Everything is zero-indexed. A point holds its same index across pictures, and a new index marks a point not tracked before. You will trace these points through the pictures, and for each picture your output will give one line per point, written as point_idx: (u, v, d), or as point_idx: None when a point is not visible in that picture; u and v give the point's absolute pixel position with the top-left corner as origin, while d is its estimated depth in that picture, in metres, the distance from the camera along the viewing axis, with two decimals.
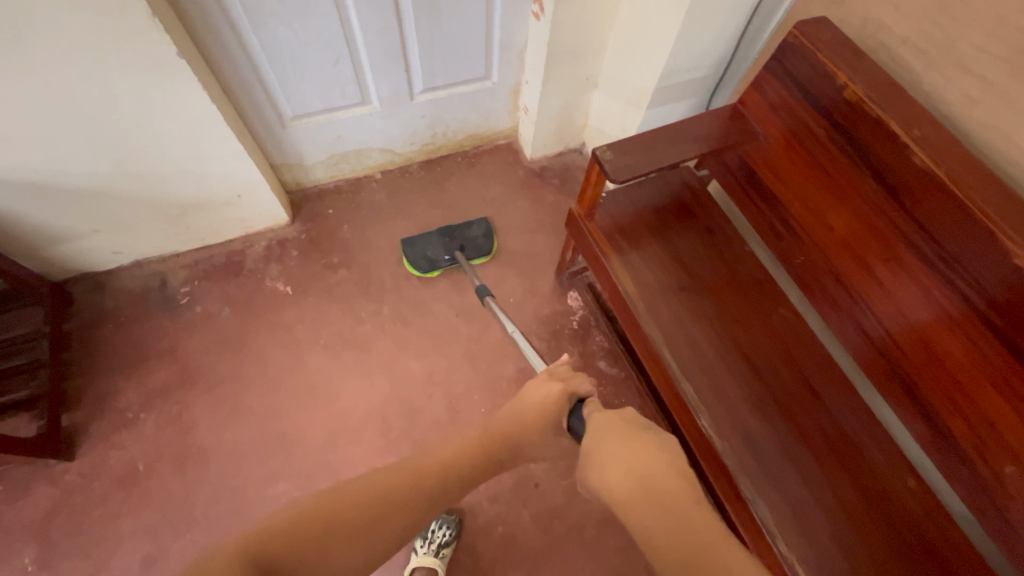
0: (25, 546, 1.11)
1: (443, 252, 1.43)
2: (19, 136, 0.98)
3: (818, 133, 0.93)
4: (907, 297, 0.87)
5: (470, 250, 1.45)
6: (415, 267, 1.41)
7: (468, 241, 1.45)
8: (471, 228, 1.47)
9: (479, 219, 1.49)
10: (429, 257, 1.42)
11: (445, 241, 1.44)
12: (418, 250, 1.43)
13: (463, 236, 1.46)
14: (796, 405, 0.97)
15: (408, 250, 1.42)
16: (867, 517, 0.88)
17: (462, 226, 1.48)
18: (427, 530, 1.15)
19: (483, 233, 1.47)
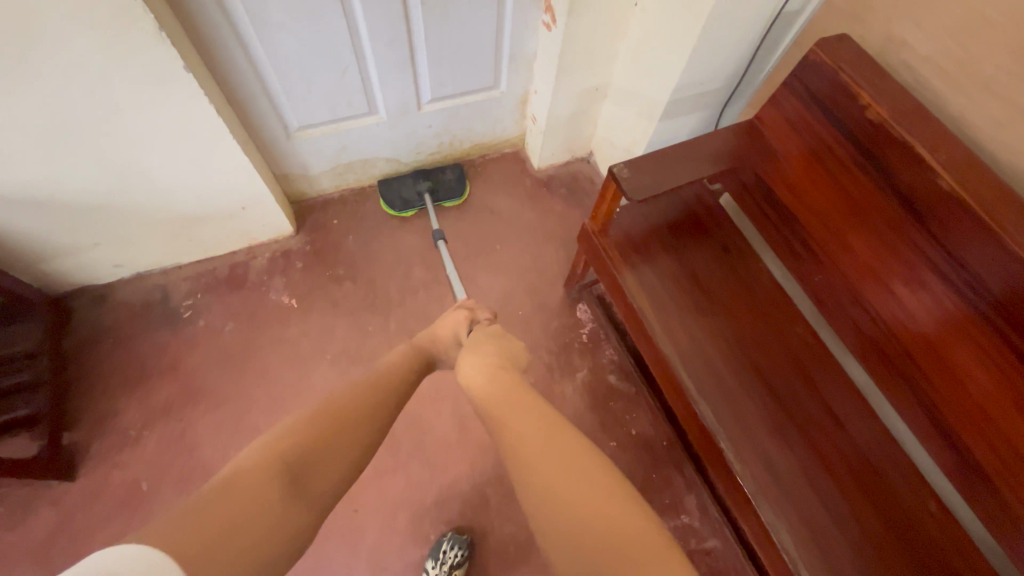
0: (25, 571, 1.08)
1: (416, 192, 1.54)
2: (20, 151, 0.95)
3: (838, 153, 0.91)
4: (930, 320, 0.86)
5: (442, 192, 1.56)
6: (389, 206, 1.53)
7: (440, 182, 1.56)
8: (443, 172, 1.59)
9: (452, 164, 1.60)
10: (402, 196, 1.53)
11: (418, 180, 1.55)
12: (393, 191, 1.54)
13: (436, 179, 1.57)
14: (815, 428, 0.95)
15: (384, 191, 1.54)
16: (890, 543, 0.86)
17: (437, 170, 1.59)
18: (438, 550, 1.12)
19: (455, 176, 1.58)
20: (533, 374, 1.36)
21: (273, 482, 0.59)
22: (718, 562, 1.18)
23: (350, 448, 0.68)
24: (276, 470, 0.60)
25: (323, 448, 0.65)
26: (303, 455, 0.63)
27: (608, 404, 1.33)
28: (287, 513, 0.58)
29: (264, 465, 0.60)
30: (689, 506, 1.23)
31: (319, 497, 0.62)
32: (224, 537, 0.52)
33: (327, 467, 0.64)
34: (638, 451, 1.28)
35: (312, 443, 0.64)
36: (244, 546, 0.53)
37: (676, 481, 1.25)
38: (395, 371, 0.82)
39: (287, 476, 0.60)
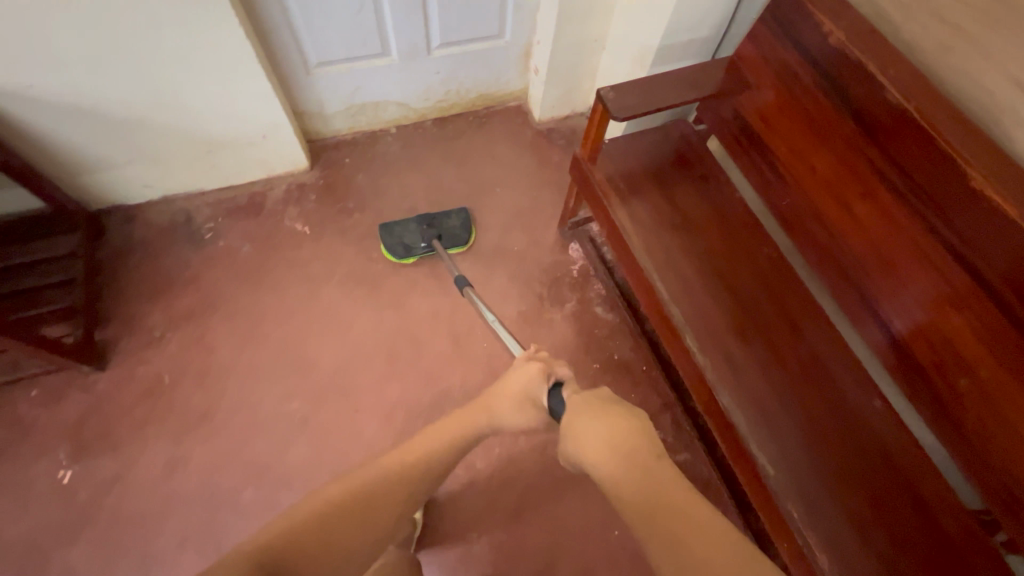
0: (59, 444, 1.20)
1: (420, 240, 1.43)
2: (68, 57, 1.07)
3: (805, 81, 1.01)
4: (881, 228, 0.95)
5: (448, 238, 1.46)
6: (390, 253, 1.43)
7: (445, 229, 1.46)
8: (449, 218, 1.48)
9: (458, 209, 1.50)
10: (406, 244, 1.43)
11: (423, 228, 1.44)
12: (395, 238, 1.44)
13: (442, 225, 1.47)
14: (775, 333, 1.05)
15: (385, 238, 1.43)
16: (832, 427, 0.97)
17: (441, 214, 1.48)
18: None
19: (461, 223, 1.48)
20: (524, 302, 1.47)
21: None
22: (686, 472, 1.28)
23: (336, 558, 0.58)
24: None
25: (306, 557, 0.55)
26: (282, 561, 0.53)
27: (593, 332, 1.43)
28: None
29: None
30: (663, 422, 1.33)
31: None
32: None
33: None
34: (618, 373, 1.38)
35: (295, 550, 0.55)
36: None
37: (652, 400, 1.35)
38: (416, 462, 0.71)
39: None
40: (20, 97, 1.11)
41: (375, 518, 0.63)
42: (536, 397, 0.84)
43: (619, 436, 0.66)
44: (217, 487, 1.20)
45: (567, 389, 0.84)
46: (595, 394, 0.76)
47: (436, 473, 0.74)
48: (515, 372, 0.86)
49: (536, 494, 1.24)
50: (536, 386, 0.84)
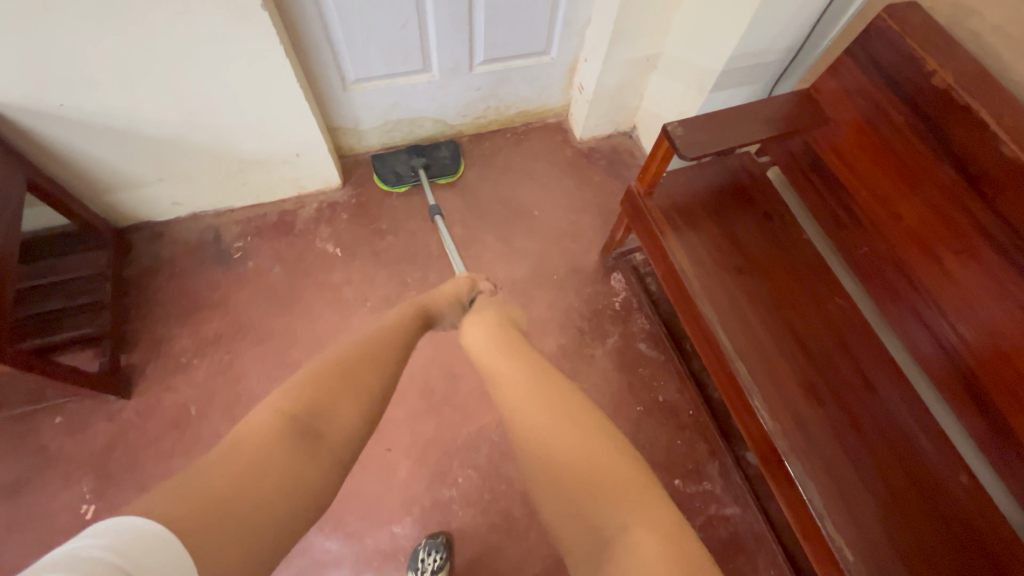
0: (83, 477, 1.16)
1: (410, 167, 1.52)
2: (103, 77, 1.02)
3: (896, 121, 0.93)
4: (978, 290, 0.86)
5: (436, 169, 1.54)
6: (382, 181, 1.51)
7: (434, 160, 1.54)
8: (438, 150, 1.57)
9: (447, 142, 1.59)
10: (396, 172, 1.51)
11: (412, 157, 1.53)
12: (387, 166, 1.52)
13: (431, 156, 1.55)
14: (849, 394, 0.96)
15: (377, 166, 1.52)
16: (915, 505, 0.88)
17: (431, 147, 1.57)
18: (415, 559, 1.10)
19: (450, 154, 1.56)
20: (564, 335, 1.39)
21: (284, 440, 0.57)
22: (737, 527, 1.20)
23: (359, 398, 0.66)
24: (285, 428, 0.58)
25: (333, 402, 0.63)
26: (309, 411, 0.61)
27: (637, 369, 1.35)
28: (306, 467, 0.56)
29: (271, 427, 0.58)
30: (711, 472, 1.25)
31: (336, 449, 0.60)
32: (237, 495, 0.50)
33: (336, 419, 0.62)
34: (663, 416, 1.30)
35: (318, 402, 0.62)
36: (265, 504, 0.51)
37: (699, 447, 1.28)
38: (391, 332, 0.79)
39: (299, 435, 0.58)
40: (52, 118, 1.06)
41: (376, 368, 0.70)
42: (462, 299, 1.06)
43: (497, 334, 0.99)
44: None
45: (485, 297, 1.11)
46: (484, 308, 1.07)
47: (410, 339, 0.82)
48: (447, 283, 1.10)
49: None
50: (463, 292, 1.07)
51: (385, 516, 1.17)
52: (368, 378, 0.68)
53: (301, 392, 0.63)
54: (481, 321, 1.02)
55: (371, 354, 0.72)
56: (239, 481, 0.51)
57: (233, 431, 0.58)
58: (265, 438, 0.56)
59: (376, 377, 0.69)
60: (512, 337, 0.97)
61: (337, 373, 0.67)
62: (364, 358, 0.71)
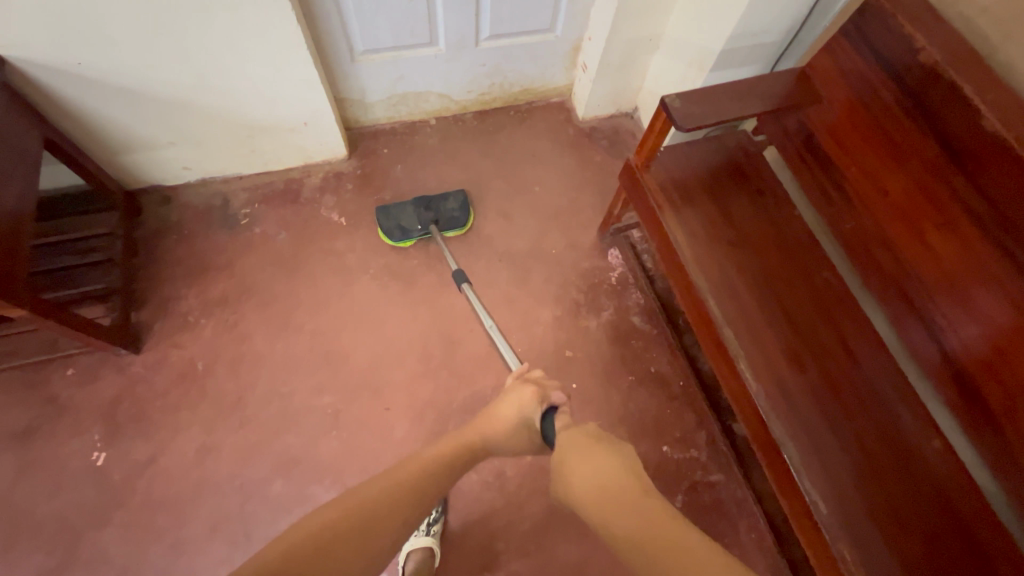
0: (94, 426, 1.20)
1: (417, 223, 1.43)
2: (119, 37, 1.05)
3: (886, 99, 0.95)
4: (958, 263, 0.90)
5: (444, 222, 1.45)
6: (387, 236, 1.42)
7: (443, 213, 1.44)
8: (447, 201, 1.47)
9: (455, 192, 1.48)
10: (402, 227, 1.42)
11: (420, 211, 1.43)
12: (392, 219, 1.42)
13: (439, 208, 1.46)
14: (830, 361, 1.00)
15: (382, 220, 1.42)
16: (888, 466, 0.92)
17: (438, 198, 1.47)
18: None
19: (458, 205, 1.46)
20: (560, 308, 1.43)
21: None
22: (721, 493, 1.25)
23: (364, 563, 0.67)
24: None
25: (331, 559, 0.64)
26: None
27: (630, 341, 1.39)
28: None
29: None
30: (698, 441, 1.29)
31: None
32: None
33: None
34: (654, 387, 1.35)
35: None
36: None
37: (688, 417, 1.32)
38: (409, 476, 0.81)
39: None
40: (69, 76, 1.10)
41: (377, 523, 0.72)
42: (530, 419, 0.98)
43: (600, 464, 0.78)
44: (248, 477, 1.19)
45: (559, 413, 0.99)
46: (577, 428, 0.86)
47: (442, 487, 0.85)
48: (509, 399, 0.99)
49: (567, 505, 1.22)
50: (530, 410, 0.98)
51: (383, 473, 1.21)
52: (355, 547, 0.67)
53: (316, 527, 0.67)
54: (573, 433, 0.85)
55: (370, 515, 0.72)
56: None
57: None
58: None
59: (361, 547, 0.68)
60: (613, 460, 0.78)
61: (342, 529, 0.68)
62: (383, 504, 0.74)
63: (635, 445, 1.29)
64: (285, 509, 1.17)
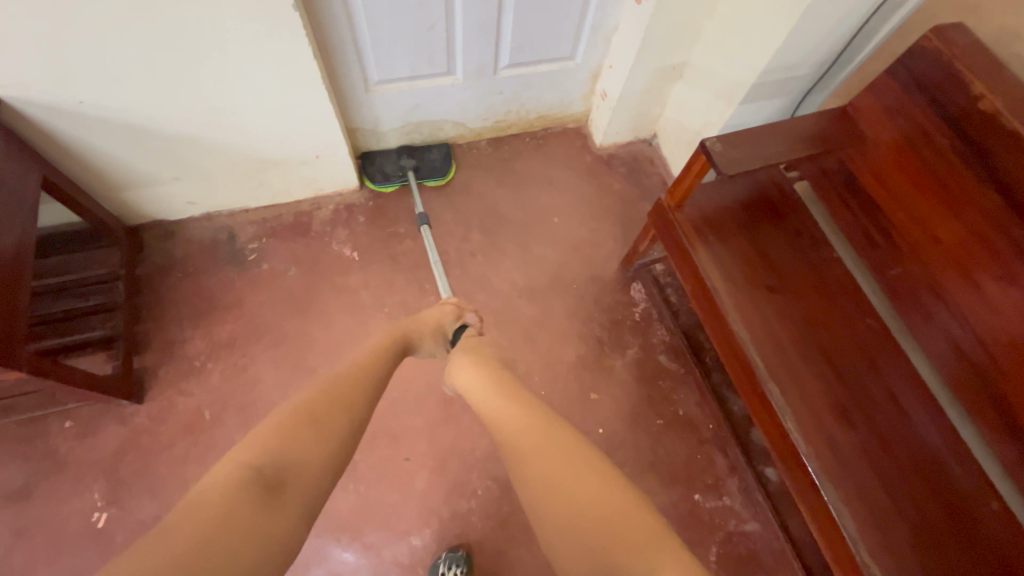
0: (94, 484, 1.13)
1: (398, 168, 1.50)
2: (124, 73, 0.99)
3: (939, 143, 0.92)
4: (1019, 317, 0.85)
5: (425, 171, 1.52)
6: (369, 179, 1.49)
7: (424, 161, 1.52)
8: (429, 151, 1.55)
9: (439, 144, 1.57)
10: (384, 171, 1.49)
11: (402, 158, 1.51)
12: (376, 164, 1.50)
13: (421, 158, 1.53)
14: (881, 417, 0.95)
15: (366, 164, 1.50)
16: (950, 534, 0.87)
17: (423, 148, 1.55)
18: (435, 571, 1.09)
19: (441, 156, 1.54)
20: (583, 346, 1.38)
21: (246, 493, 0.58)
22: (756, 545, 1.19)
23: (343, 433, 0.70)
24: (247, 480, 0.59)
25: (306, 441, 0.66)
26: (272, 463, 0.62)
27: (657, 382, 1.34)
28: (269, 523, 0.57)
29: (235, 483, 0.58)
30: (731, 489, 1.24)
31: (298, 506, 0.61)
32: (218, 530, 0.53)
33: (301, 466, 0.63)
34: (682, 430, 1.29)
35: (278, 457, 0.63)
36: (238, 545, 0.53)
37: (719, 463, 1.27)
38: (360, 369, 0.80)
39: (262, 486, 0.59)
40: (71, 115, 1.03)
41: (348, 404, 0.73)
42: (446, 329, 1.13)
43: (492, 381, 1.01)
44: None
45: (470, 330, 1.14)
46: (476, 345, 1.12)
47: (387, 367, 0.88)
48: (432, 310, 1.14)
49: None
50: (448, 321, 1.14)
51: (403, 529, 1.15)
52: (336, 428, 0.69)
53: (292, 415, 0.68)
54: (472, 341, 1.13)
55: (335, 398, 0.72)
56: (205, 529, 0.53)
57: (190, 496, 0.57)
58: (228, 494, 0.57)
59: (339, 425, 0.70)
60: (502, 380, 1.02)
61: (315, 414, 0.69)
62: (340, 393, 0.74)
63: (665, 493, 1.23)
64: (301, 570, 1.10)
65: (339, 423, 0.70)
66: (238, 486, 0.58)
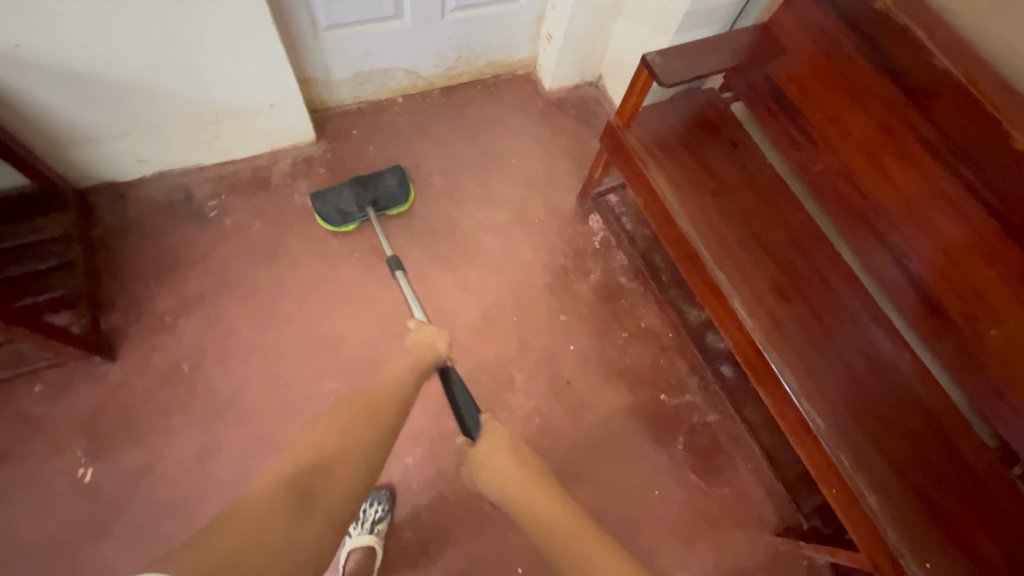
0: (74, 441, 1.12)
1: (356, 205, 1.34)
2: (63, 12, 0.96)
3: (845, 46, 1.04)
4: (918, 191, 0.99)
5: (384, 202, 1.38)
6: (327, 221, 1.34)
7: (381, 192, 1.36)
8: (383, 177, 1.38)
9: (393, 167, 1.40)
10: (341, 211, 1.34)
11: (358, 192, 1.34)
12: (329, 204, 1.34)
13: (376, 187, 1.37)
14: (812, 293, 1.09)
15: (318, 205, 1.33)
16: (870, 381, 1.02)
17: (375, 175, 1.38)
18: (357, 510, 1.13)
19: (398, 181, 1.39)
20: (550, 274, 1.46)
21: (279, 501, 0.65)
22: (716, 431, 1.33)
23: (368, 441, 0.76)
24: (282, 491, 0.66)
25: (337, 455, 0.72)
26: (306, 474, 0.69)
27: (619, 300, 1.45)
28: (300, 537, 0.63)
29: (276, 490, 0.66)
30: (692, 386, 1.37)
31: (325, 516, 0.66)
32: (253, 538, 0.60)
33: (326, 482, 0.69)
34: (646, 341, 1.41)
35: (309, 467, 0.69)
36: (271, 552, 0.60)
37: (680, 365, 1.39)
38: (382, 390, 0.85)
39: (292, 497, 0.66)
40: (8, 59, 0.99)
41: (371, 426, 0.78)
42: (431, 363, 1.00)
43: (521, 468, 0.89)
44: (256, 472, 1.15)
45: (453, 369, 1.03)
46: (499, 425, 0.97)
47: (411, 387, 0.89)
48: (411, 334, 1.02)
49: (579, 458, 1.27)
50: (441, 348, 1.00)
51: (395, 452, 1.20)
52: (359, 439, 0.75)
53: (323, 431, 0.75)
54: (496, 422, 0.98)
55: (365, 417, 0.79)
56: (248, 536, 0.61)
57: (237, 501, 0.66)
58: (263, 502, 0.65)
59: (367, 448, 0.75)
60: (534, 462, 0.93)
61: (340, 430, 0.75)
62: (366, 412, 0.80)
63: (635, 396, 1.35)
64: None
65: (367, 446, 0.75)
66: (275, 494, 0.65)
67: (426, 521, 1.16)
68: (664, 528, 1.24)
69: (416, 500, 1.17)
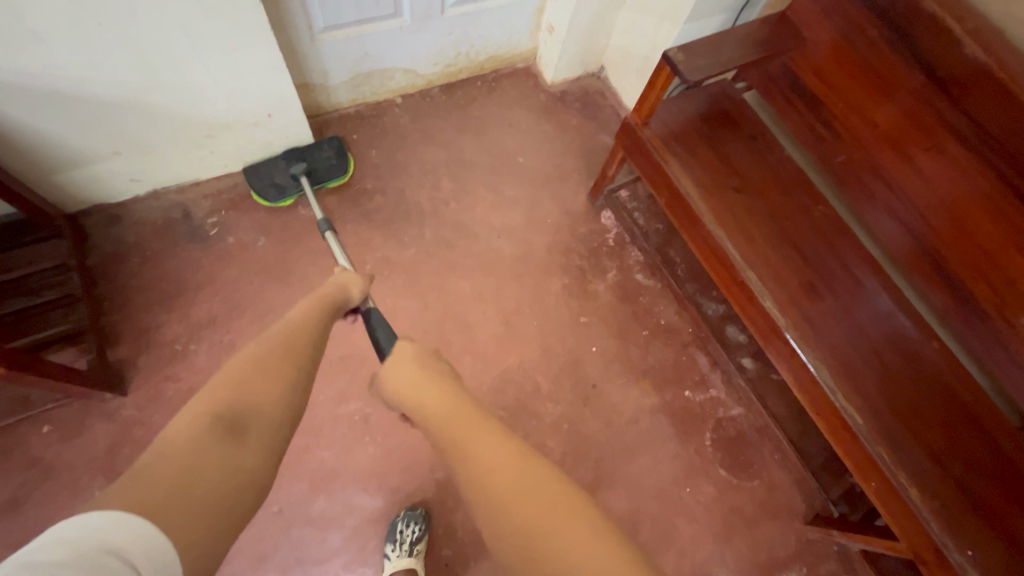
0: (92, 482, 1.07)
1: (290, 177, 1.33)
2: (50, 33, 0.89)
3: (871, 37, 1.03)
4: (947, 181, 0.99)
5: (322, 173, 1.36)
6: (264, 198, 1.32)
7: (317, 162, 1.35)
8: (320, 149, 1.38)
9: (330, 139, 1.40)
10: (277, 185, 1.32)
11: (292, 163, 1.34)
12: (265, 179, 1.33)
13: (312, 158, 1.36)
14: (840, 286, 1.08)
15: (253, 180, 1.32)
16: (902, 369, 1.03)
17: (311, 147, 1.38)
18: (394, 531, 1.10)
19: (335, 152, 1.38)
20: (567, 276, 1.43)
21: (207, 436, 0.58)
22: (742, 425, 1.34)
23: (284, 379, 0.69)
24: (210, 425, 0.59)
25: (255, 396, 0.65)
26: (234, 408, 0.63)
27: (638, 298, 1.43)
28: (242, 456, 0.59)
29: (200, 425, 0.59)
30: (715, 381, 1.37)
31: (264, 439, 0.62)
32: (186, 484, 0.54)
33: (260, 406, 0.64)
34: (666, 338, 1.40)
35: (243, 397, 0.64)
36: (210, 494, 0.55)
37: (702, 361, 1.39)
38: (293, 338, 0.75)
39: (223, 428, 0.60)
40: None
41: (295, 358, 0.72)
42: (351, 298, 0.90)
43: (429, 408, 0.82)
44: (286, 501, 1.12)
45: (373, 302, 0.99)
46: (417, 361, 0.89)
47: (322, 335, 0.80)
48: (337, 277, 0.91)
49: (610, 461, 1.27)
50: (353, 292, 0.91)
51: (426, 468, 1.19)
52: (293, 358, 0.72)
53: (230, 384, 0.65)
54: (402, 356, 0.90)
55: (274, 370, 0.69)
56: (187, 472, 0.55)
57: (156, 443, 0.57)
58: (193, 437, 0.58)
59: (287, 387, 0.68)
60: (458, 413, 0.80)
61: (264, 360, 0.69)
62: (283, 353, 0.72)
63: (660, 395, 1.34)
64: (334, 524, 1.12)
65: (287, 384, 0.69)
66: (206, 432, 0.58)
67: (463, 536, 1.15)
68: (698, 524, 1.25)
69: (453, 515, 1.16)
